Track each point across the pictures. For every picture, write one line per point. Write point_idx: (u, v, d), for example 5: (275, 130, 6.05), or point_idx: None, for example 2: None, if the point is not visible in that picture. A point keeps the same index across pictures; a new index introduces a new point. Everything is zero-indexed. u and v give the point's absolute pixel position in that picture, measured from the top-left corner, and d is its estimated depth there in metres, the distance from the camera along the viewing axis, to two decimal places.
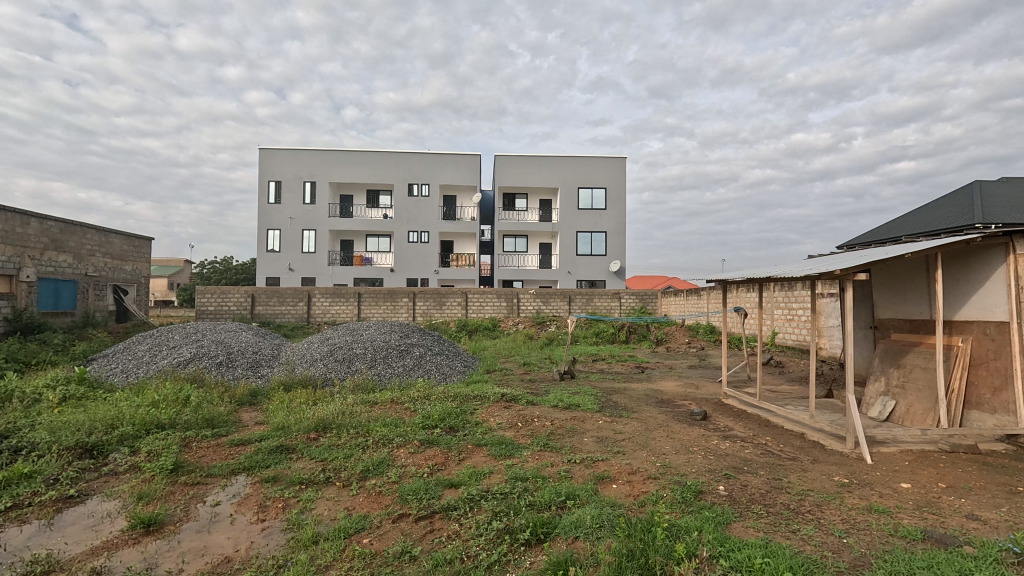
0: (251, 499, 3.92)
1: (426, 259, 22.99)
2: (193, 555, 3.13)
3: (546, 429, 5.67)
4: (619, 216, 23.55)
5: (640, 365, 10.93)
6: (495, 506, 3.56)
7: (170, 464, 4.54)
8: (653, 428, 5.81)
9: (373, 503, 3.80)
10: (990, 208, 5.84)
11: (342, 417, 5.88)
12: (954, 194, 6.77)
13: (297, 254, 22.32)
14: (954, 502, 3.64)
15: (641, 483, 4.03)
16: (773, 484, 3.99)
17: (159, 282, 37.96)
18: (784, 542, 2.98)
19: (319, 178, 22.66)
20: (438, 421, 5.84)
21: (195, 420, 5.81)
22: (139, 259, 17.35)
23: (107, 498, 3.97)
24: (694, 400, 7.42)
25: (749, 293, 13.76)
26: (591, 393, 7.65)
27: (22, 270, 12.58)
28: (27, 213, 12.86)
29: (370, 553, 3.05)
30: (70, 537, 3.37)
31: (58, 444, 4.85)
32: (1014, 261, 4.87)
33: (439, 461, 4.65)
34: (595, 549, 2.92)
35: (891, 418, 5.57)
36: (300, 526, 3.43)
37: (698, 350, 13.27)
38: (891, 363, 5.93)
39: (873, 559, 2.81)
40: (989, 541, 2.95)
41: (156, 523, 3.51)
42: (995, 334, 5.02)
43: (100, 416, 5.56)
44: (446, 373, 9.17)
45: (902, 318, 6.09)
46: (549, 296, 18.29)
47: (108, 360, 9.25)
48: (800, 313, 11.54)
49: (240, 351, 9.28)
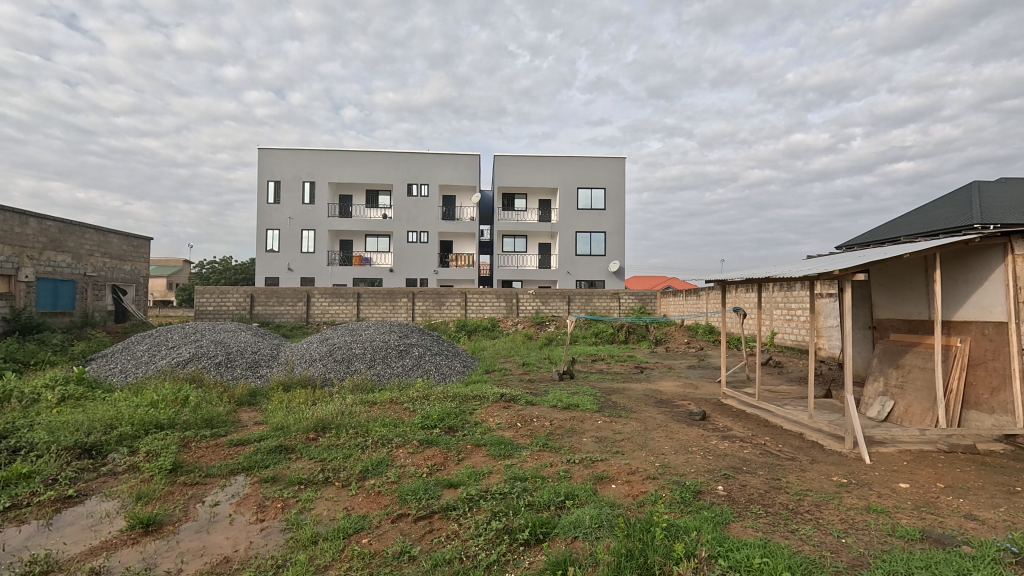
0: (250, 499, 3.92)
1: (425, 259, 22.99)
2: (192, 555, 3.13)
3: (545, 429, 5.67)
4: (619, 216, 23.56)
5: (639, 365, 10.94)
6: (495, 506, 3.56)
7: (169, 464, 4.54)
8: (652, 428, 5.82)
9: (372, 503, 3.80)
10: (988, 209, 5.86)
11: (342, 417, 5.88)
12: (952, 194, 6.79)
13: (296, 254, 22.30)
14: (952, 502, 3.65)
15: (639, 483, 4.03)
16: (771, 484, 4.00)
17: (158, 282, 37.94)
18: (783, 542, 2.98)
19: (318, 178, 22.64)
20: (437, 421, 5.84)
21: (194, 420, 5.80)
22: (138, 259, 17.33)
23: (106, 498, 3.97)
24: (693, 400, 7.44)
25: (748, 293, 13.78)
26: (590, 393, 7.66)
27: (20, 270, 12.56)
28: (26, 213, 12.84)
29: (369, 553, 3.05)
30: (69, 538, 3.37)
31: (57, 445, 4.85)
32: (1012, 262, 4.88)
33: (439, 461, 4.65)
34: (594, 548, 2.92)
35: (890, 418, 5.58)
36: (299, 526, 3.43)
37: (697, 350, 13.28)
38: (890, 363, 5.94)
39: (871, 559, 2.82)
40: (987, 541, 2.96)
41: (155, 523, 3.51)
42: (994, 334, 5.03)
43: (99, 416, 5.55)
44: (445, 373, 9.18)
45: (900, 318, 6.10)
46: (549, 296, 18.29)
47: (106, 360, 9.24)
48: (799, 313, 11.56)
49: (239, 352, 9.27)
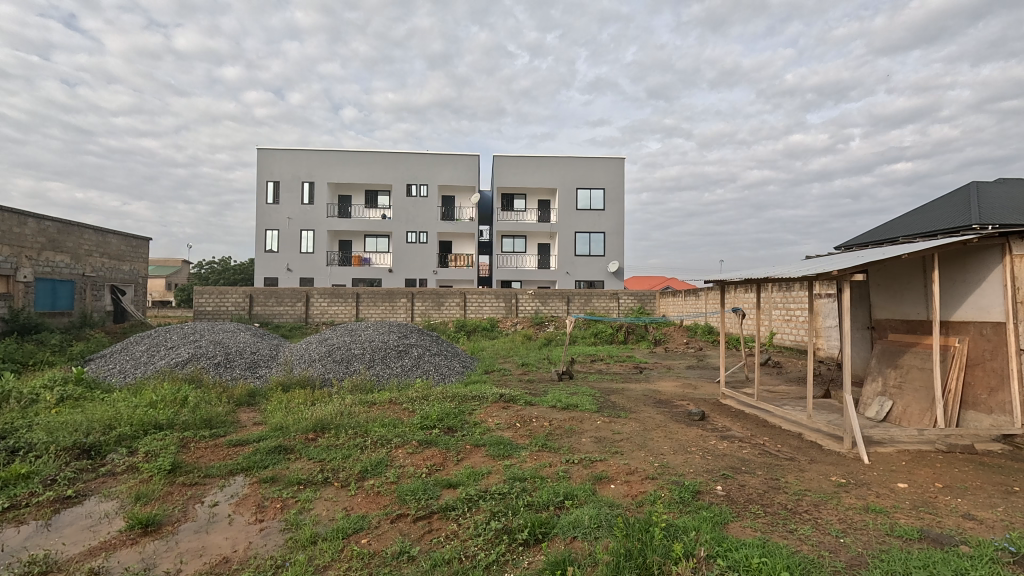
0: (249, 500, 3.92)
1: (424, 259, 22.99)
2: (191, 555, 3.13)
3: (545, 429, 5.68)
4: (618, 216, 23.58)
5: (638, 366, 10.96)
6: (494, 506, 3.56)
7: (168, 464, 4.54)
8: (651, 428, 5.82)
9: (371, 503, 3.80)
10: (986, 209, 5.87)
11: (341, 417, 5.88)
12: (951, 194, 6.79)
13: (295, 255, 22.30)
14: (950, 502, 3.66)
15: (638, 483, 4.03)
16: (770, 484, 4.00)
17: (157, 282, 37.92)
18: (781, 541, 2.99)
19: (317, 178, 22.63)
20: (437, 421, 5.85)
21: (193, 420, 5.81)
22: (137, 260, 17.32)
23: (105, 498, 3.97)
24: (691, 400, 7.45)
25: (746, 293, 13.81)
26: (590, 394, 7.67)
27: (19, 270, 12.55)
28: (24, 213, 12.84)
29: (368, 553, 3.06)
30: (67, 538, 3.37)
31: (56, 445, 4.85)
32: (1010, 262, 4.90)
33: (438, 461, 4.66)
34: (592, 549, 2.93)
35: (889, 418, 5.59)
36: (298, 526, 3.43)
37: (696, 351, 13.30)
38: (889, 363, 5.95)
39: (870, 559, 2.83)
40: (984, 541, 2.97)
41: (154, 523, 3.51)
42: (992, 334, 5.04)
43: (97, 416, 5.54)
44: (445, 373, 9.19)
45: (899, 318, 6.11)
46: (548, 297, 18.29)
47: (105, 361, 9.23)
48: (797, 313, 11.58)
49: (238, 352, 9.27)
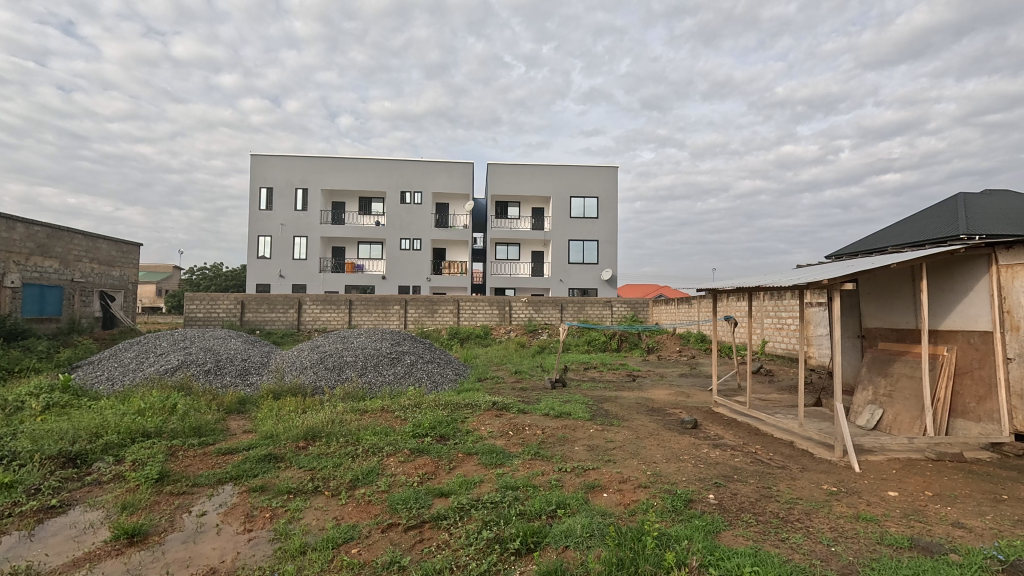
0: (238, 509, 3.87)
1: (418, 267, 23.00)
2: (178, 565, 3.09)
3: (537, 438, 5.65)
4: (612, 225, 23.70)
5: (629, 374, 10.93)
6: (486, 515, 3.53)
7: (155, 473, 4.47)
8: (644, 436, 5.83)
9: (362, 513, 3.77)
10: (973, 218, 5.97)
11: (332, 426, 5.80)
12: (939, 205, 6.86)
13: (288, 261, 22.22)
14: (940, 510, 3.68)
15: (631, 492, 4.02)
16: (762, 493, 4.00)
17: (147, 289, 37.74)
18: (773, 550, 2.99)
19: (310, 184, 22.59)
20: (428, 430, 5.80)
21: (182, 428, 5.71)
22: (128, 265, 17.11)
23: (90, 508, 3.89)
24: (684, 409, 7.44)
25: (738, 302, 13.97)
26: (582, 401, 7.67)
27: (7, 276, 12.42)
28: (13, 218, 12.72)
29: (358, 563, 3.01)
30: (51, 549, 3.30)
31: (41, 453, 4.77)
32: (997, 272, 5.00)
33: (430, 470, 4.62)
34: (584, 558, 2.91)
35: (879, 426, 5.61)
36: (287, 536, 3.39)
37: (688, 359, 13.39)
38: (878, 372, 6.00)
39: (860, 567, 2.83)
40: (973, 549, 2.99)
41: (140, 533, 3.44)
42: (980, 343, 5.11)
43: (84, 424, 5.46)
44: (437, 382, 9.11)
45: (888, 327, 6.17)
46: (541, 305, 18.34)
47: (92, 368, 9.13)
48: (789, 322, 11.70)
49: (229, 359, 9.20)
